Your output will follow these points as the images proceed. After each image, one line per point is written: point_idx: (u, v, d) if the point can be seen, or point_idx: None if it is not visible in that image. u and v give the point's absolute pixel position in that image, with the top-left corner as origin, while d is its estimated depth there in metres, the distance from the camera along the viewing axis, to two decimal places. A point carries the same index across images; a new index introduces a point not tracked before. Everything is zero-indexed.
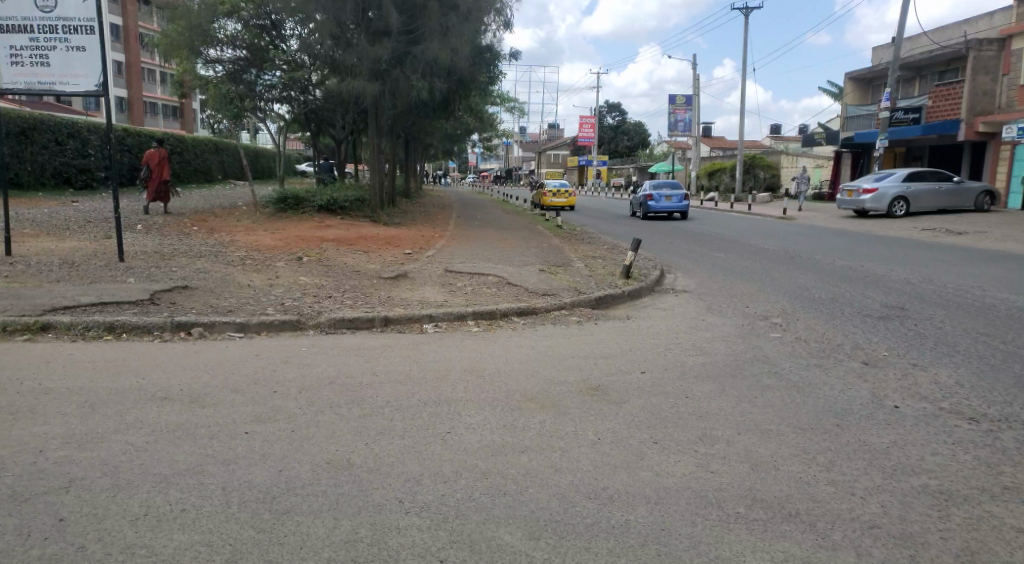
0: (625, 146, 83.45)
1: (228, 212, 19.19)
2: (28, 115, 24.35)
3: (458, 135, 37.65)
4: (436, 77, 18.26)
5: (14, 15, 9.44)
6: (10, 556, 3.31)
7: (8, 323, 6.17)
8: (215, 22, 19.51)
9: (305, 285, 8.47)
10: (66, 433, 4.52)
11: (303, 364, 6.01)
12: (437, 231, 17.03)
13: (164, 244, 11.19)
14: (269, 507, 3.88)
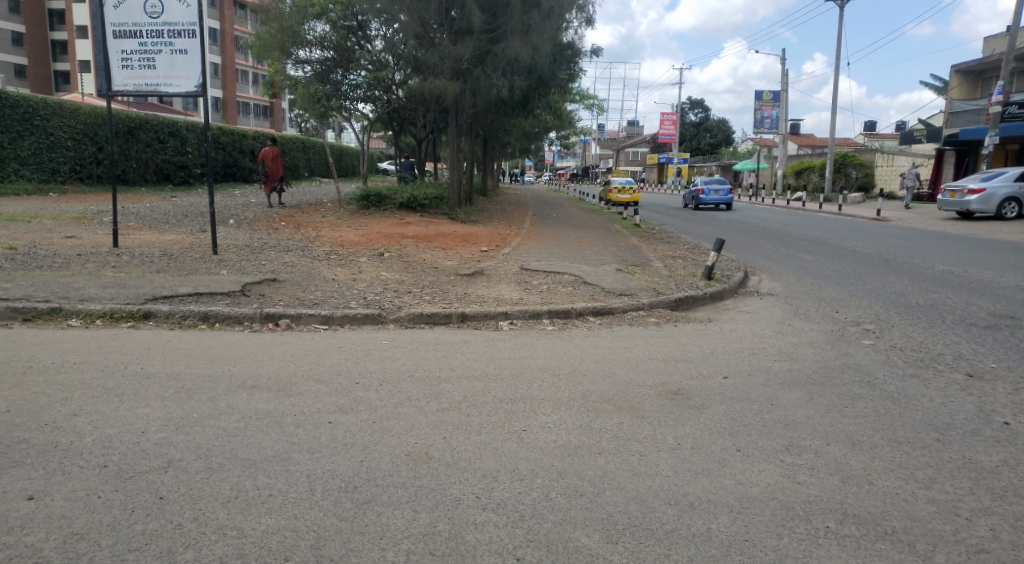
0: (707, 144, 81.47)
1: (314, 208, 19.91)
2: (134, 115, 26.02)
3: (535, 133, 37.68)
4: (517, 75, 18.35)
5: (126, 21, 10.06)
6: (116, 529, 3.51)
7: (115, 311, 6.57)
8: (305, 24, 20.29)
9: (386, 281, 8.65)
10: (164, 416, 4.78)
11: (384, 357, 6.14)
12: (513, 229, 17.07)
13: (254, 238, 11.69)
14: (351, 496, 3.98)
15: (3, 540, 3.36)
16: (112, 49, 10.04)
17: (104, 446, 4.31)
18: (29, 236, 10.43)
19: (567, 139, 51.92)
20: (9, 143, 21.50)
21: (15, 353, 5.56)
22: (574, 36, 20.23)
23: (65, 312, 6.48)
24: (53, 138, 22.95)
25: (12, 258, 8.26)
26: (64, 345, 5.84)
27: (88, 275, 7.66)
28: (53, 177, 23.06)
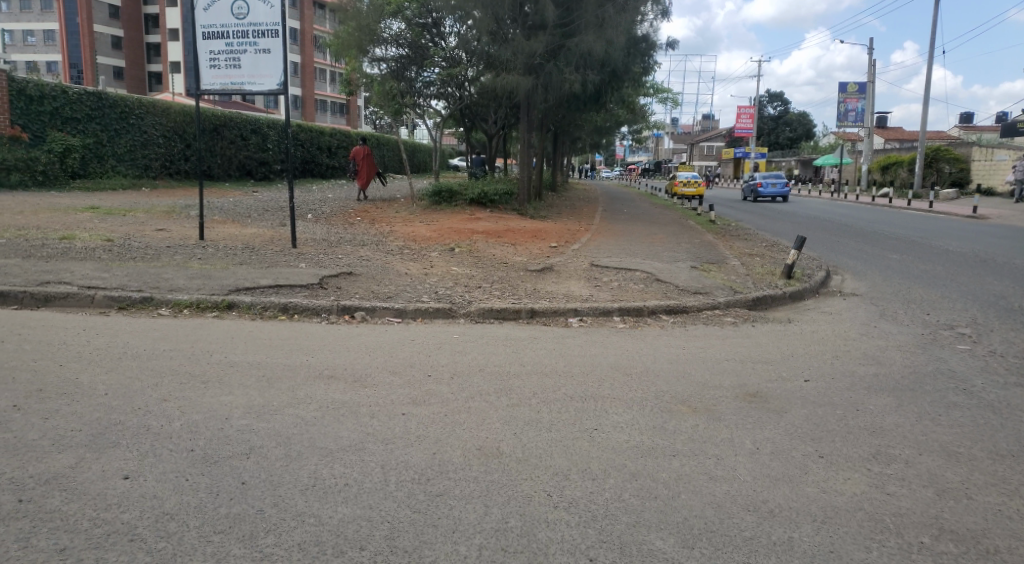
0: (786, 137, 79.63)
1: (387, 203, 20.34)
2: (219, 114, 27.22)
3: (606, 128, 37.30)
4: (590, 69, 18.19)
5: (214, 22, 10.49)
6: (203, 511, 3.66)
7: (202, 301, 6.85)
8: (382, 22, 20.69)
9: (457, 276, 8.72)
10: (246, 403, 4.95)
11: (454, 350, 6.19)
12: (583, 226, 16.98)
13: (331, 233, 12.01)
14: (425, 488, 4.02)
15: (103, 516, 3.54)
16: (202, 50, 10.49)
17: (191, 431, 4.50)
18: (125, 228, 11.06)
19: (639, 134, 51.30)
20: (107, 140, 22.83)
21: (112, 339, 5.87)
22: (649, 29, 19.87)
23: (156, 301, 6.79)
24: (146, 136, 24.26)
25: (110, 249, 8.76)
26: (153, 332, 6.12)
27: (178, 267, 8.04)
28: (146, 172, 24.36)
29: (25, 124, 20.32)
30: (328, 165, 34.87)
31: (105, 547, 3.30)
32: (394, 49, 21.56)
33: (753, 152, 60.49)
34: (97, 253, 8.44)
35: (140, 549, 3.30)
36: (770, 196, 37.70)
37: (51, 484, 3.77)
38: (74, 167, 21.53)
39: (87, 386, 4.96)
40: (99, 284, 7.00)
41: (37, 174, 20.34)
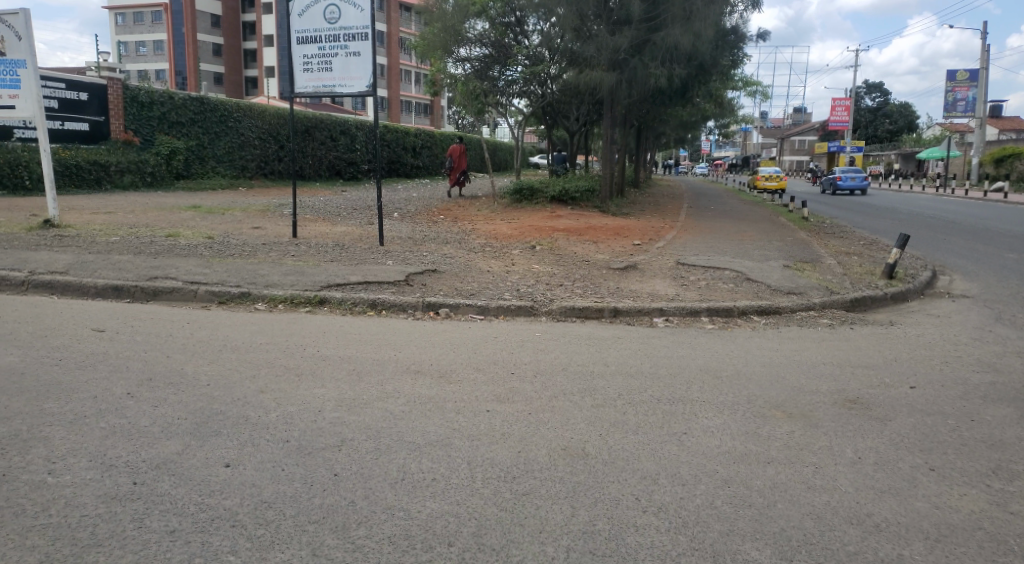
0: (885, 130, 75.66)
1: (469, 201, 20.63)
2: (312, 116, 28.32)
3: (691, 123, 36.45)
4: (676, 63, 17.85)
5: (308, 28, 10.86)
6: (298, 501, 3.77)
7: (295, 296, 7.10)
8: (466, 22, 20.96)
9: (538, 273, 8.72)
10: (338, 396, 5.10)
11: (538, 348, 6.17)
12: (667, 223, 16.65)
13: (416, 231, 12.24)
14: (511, 486, 4.00)
15: (207, 501, 3.71)
16: (297, 55, 10.88)
17: (286, 423, 4.65)
18: (225, 226, 11.62)
19: (726, 128, 49.93)
20: (208, 143, 24.15)
21: (213, 332, 6.17)
22: (738, 20, 19.26)
23: (253, 297, 7.09)
24: (243, 138, 25.46)
25: (211, 246, 9.21)
26: (254, 326, 6.40)
27: (273, 263, 8.36)
28: (242, 173, 25.57)
29: (137, 128, 21.73)
30: (412, 165, 35.69)
31: (209, 531, 3.45)
32: (478, 49, 21.79)
33: (849, 147, 57.83)
34: (200, 250, 8.90)
35: (240, 535, 3.43)
36: (846, 190, 38.54)
37: (161, 469, 3.98)
38: (178, 168, 22.82)
39: (191, 377, 5.22)
40: (201, 280, 7.37)
41: (146, 175, 21.60)
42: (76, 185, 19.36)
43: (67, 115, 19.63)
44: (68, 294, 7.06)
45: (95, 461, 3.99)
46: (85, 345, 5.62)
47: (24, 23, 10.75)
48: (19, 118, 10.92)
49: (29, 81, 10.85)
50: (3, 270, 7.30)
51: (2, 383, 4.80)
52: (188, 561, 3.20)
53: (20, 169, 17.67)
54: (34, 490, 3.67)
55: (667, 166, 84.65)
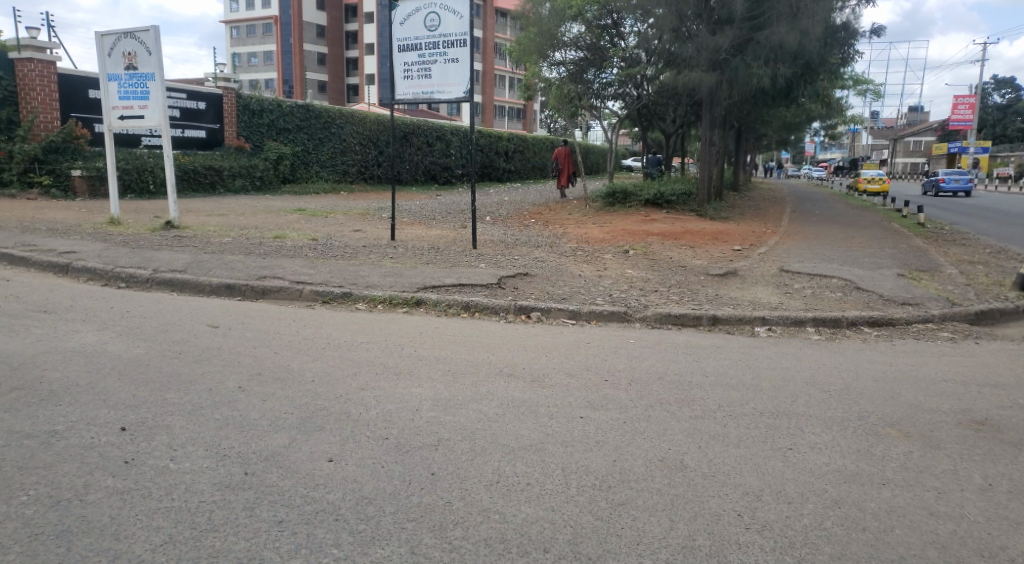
0: (1015, 128, 69.78)
1: (560, 205, 20.65)
2: (410, 122, 29.20)
3: (795, 124, 34.88)
4: (780, 63, 17.21)
5: (409, 36, 11.17)
6: (397, 498, 3.85)
7: (393, 297, 7.28)
8: (562, 26, 20.95)
9: (632, 278, 8.58)
10: (434, 396, 5.18)
11: (632, 355, 6.05)
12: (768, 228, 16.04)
13: (509, 234, 12.34)
14: (607, 496, 3.93)
15: (312, 495, 3.84)
16: (398, 62, 11.22)
17: (386, 420, 4.77)
18: (327, 229, 12.11)
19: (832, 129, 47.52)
20: (312, 149, 25.30)
21: (318, 330, 6.42)
22: (850, 16, 18.35)
23: (354, 297, 7.33)
24: (345, 144, 26.65)
25: (315, 247, 9.61)
26: (355, 325, 6.61)
27: (373, 265, 8.65)
28: (344, 178, 26.74)
29: (248, 135, 22.99)
30: (504, 169, 36.07)
31: (313, 523, 3.57)
32: (572, 51, 21.92)
33: (974, 148, 53.79)
34: (305, 251, 9.32)
35: (343, 529, 3.53)
36: (950, 192, 36.44)
37: (270, 460, 4.16)
38: (284, 173, 23.96)
39: (297, 372, 5.45)
40: (305, 280, 7.68)
41: (256, 179, 22.75)
42: (194, 189, 20.68)
43: (186, 123, 20.97)
44: (186, 291, 7.53)
45: (210, 450, 4.22)
46: (201, 340, 5.96)
47: (154, 39, 11.55)
48: (147, 127, 11.76)
49: (157, 92, 11.65)
50: (130, 268, 7.86)
51: (131, 372, 5.17)
52: (294, 551, 3.32)
53: (146, 174, 19.05)
54: (159, 474, 3.92)
55: (769, 169, 81.43)
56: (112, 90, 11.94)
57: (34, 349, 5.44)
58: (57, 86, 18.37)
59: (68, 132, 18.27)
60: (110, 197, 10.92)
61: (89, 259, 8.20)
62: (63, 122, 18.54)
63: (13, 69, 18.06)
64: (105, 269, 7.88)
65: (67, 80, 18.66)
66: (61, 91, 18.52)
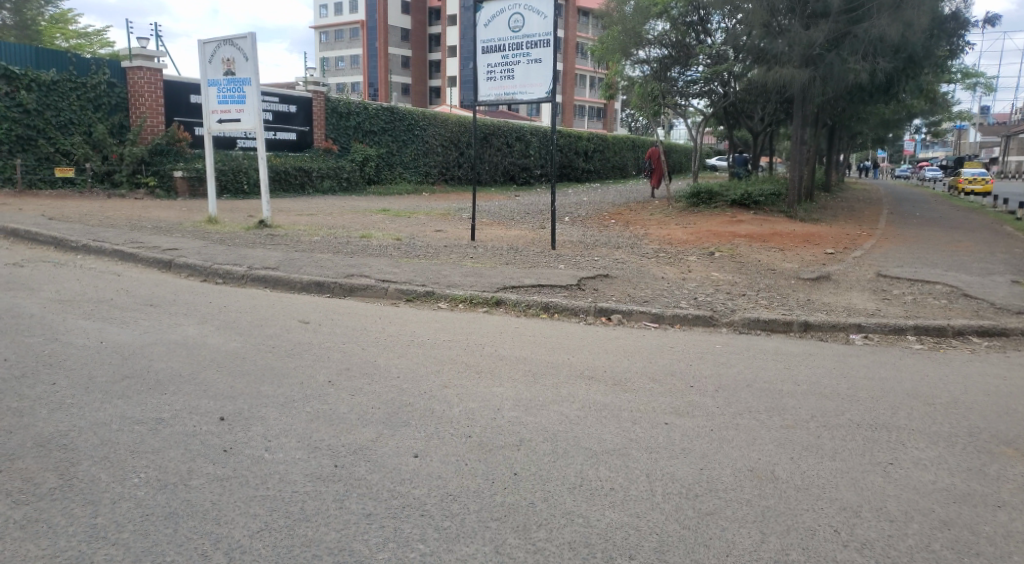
0: None
1: (642, 206, 20.38)
2: (490, 123, 29.51)
3: (891, 122, 33.15)
4: (880, 57, 16.41)
5: (493, 37, 11.26)
6: (481, 497, 3.87)
7: (474, 297, 7.34)
8: (647, 24, 20.56)
9: (717, 281, 8.36)
10: (516, 396, 5.19)
11: (718, 362, 5.87)
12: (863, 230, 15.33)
13: (589, 235, 12.27)
14: (694, 504, 3.83)
15: (399, 489, 3.91)
16: (481, 64, 11.34)
17: (470, 418, 4.82)
18: (409, 229, 12.37)
19: (935, 127, 44.98)
20: (395, 151, 25.97)
21: (401, 327, 6.55)
22: (960, 5, 17.27)
23: (436, 295, 7.44)
24: (428, 145, 27.25)
25: (399, 247, 9.82)
26: (438, 324, 6.72)
27: (454, 264, 8.77)
28: (426, 179, 27.37)
29: (336, 137, 23.70)
30: (583, 169, 35.92)
31: (400, 517, 3.63)
32: (656, 50, 21.25)
33: None
34: (390, 251, 9.53)
35: (429, 525, 3.58)
36: None
37: (358, 454, 4.27)
38: (370, 174, 24.69)
39: (383, 368, 5.58)
40: (390, 278, 7.85)
41: (343, 180, 23.55)
42: (285, 189, 21.56)
43: (278, 125, 21.73)
44: (279, 288, 7.83)
45: (302, 442, 4.37)
46: (293, 334, 6.20)
47: (251, 45, 12.10)
48: (242, 129, 12.32)
49: (253, 96, 12.19)
50: (226, 265, 8.24)
51: (228, 364, 5.43)
52: (383, 544, 3.38)
53: (241, 174, 20.03)
54: (255, 463, 4.08)
55: (860, 168, 77.76)
56: (211, 95, 12.60)
57: (142, 340, 5.78)
58: (163, 92, 19.50)
59: (171, 135, 19.36)
60: (209, 198, 11.51)
61: (190, 256, 8.66)
62: (168, 126, 19.67)
63: (124, 77, 19.23)
64: (204, 265, 8.30)
65: (172, 86, 19.75)
66: (166, 97, 19.62)
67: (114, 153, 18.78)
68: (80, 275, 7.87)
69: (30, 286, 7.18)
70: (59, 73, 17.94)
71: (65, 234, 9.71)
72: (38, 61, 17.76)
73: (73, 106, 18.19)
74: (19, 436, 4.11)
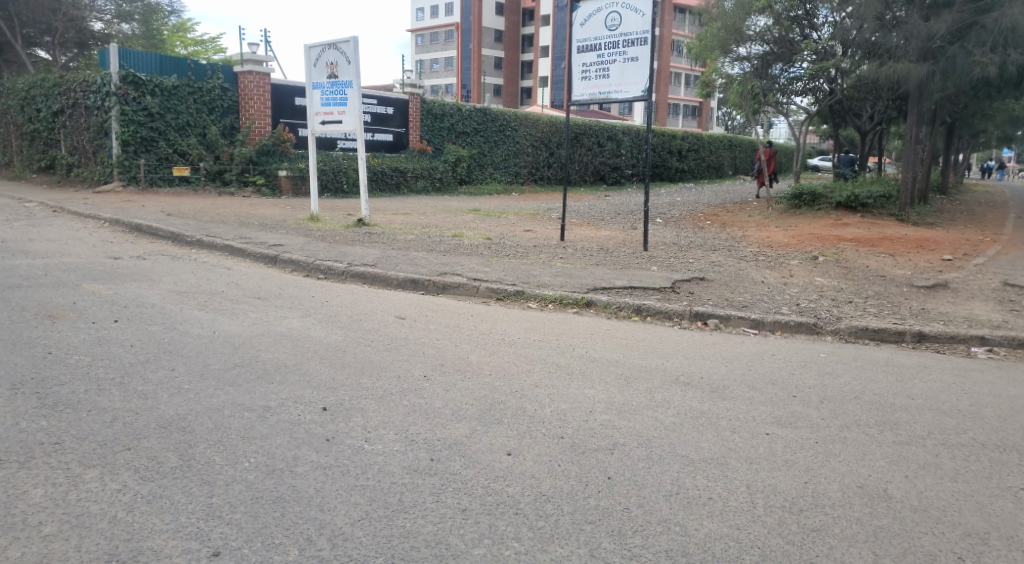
0: None
1: (738, 207, 19.78)
2: (582, 123, 29.42)
3: (1017, 120, 30.70)
4: (1011, 48, 15.41)
5: (589, 36, 11.23)
6: (576, 499, 3.83)
7: (564, 297, 7.32)
8: (747, 19, 19.84)
9: (822, 287, 7.98)
10: (609, 399, 5.13)
11: (824, 372, 5.60)
12: (987, 236, 14.23)
13: (683, 236, 12.00)
14: (798, 519, 3.65)
15: (493, 486, 3.94)
16: (576, 63, 11.33)
17: (562, 419, 4.79)
18: (499, 228, 12.48)
19: None
20: (487, 151, 26.35)
21: (494, 326, 6.61)
22: None
23: (526, 295, 7.47)
24: (518, 146, 27.46)
25: (490, 246, 9.91)
26: (528, 323, 6.74)
27: (544, 264, 8.77)
28: (516, 179, 27.63)
29: (430, 139, 24.19)
30: (677, 169, 35.29)
31: (494, 515, 3.64)
32: (757, 46, 20.55)
33: None
34: (480, 250, 9.63)
35: (523, 524, 3.57)
36: None
37: (453, 448, 4.33)
38: (462, 174, 25.15)
39: (476, 365, 5.65)
40: (483, 277, 7.93)
41: (436, 180, 24.09)
42: (382, 189, 22.31)
43: (376, 127, 22.47)
44: (376, 284, 8.07)
45: (399, 435, 4.47)
46: (390, 329, 6.38)
47: (353, 49, 12.53)
48: (344, 131, 12.78)
49: (354, 98, 12.63)
50: (328, 261, 8.56)
51: (331, 356, 5.64)
52: (478, 540, 3.40)
53: (340, 175, 20.86)
54: (355, 453, 4.21)
55: (981, 169, 72.45)
56: (316, 97, 13.15)
57: (251, 331, 6.08)
58: (270, 95, 20.54)
59: (278, 136, 20.45)
60: (311, 196, 12.02)
61: (293, 252, 9.06)
62: (274, 127, 20.75)
63: (236, 81, 20.31)
64: (307, 261, 8.65)
65: (279, 90, 20.77)
66: (272, 99, 20.69)
67: (225, 153, 19.92)
68: (195, 268, 8.38)
69: (152, 278, 7.69)
70: (179, 79, 19.19)
71: (182, 230, 10.37)
72: (161, 68, 19.05)
73: (191, 109, 19.39)
74: (144, 417, 4.41)
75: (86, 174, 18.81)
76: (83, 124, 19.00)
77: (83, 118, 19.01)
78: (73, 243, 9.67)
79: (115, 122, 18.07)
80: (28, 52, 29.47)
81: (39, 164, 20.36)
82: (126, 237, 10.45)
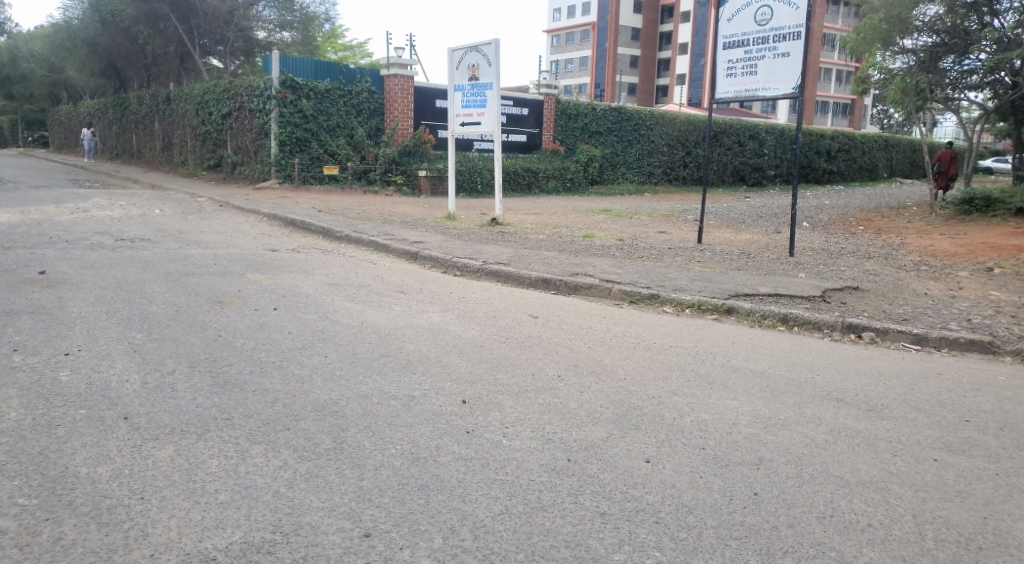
0: None
1: (896, 213, 18.39)
2: (720, 122, 28.40)
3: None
4: None
5: (736, 32, 10.80)
6: (719, 513, 3.67)
7: (703, 302, 7.08)
8: (915, 9, 18.36)
9: (998, 302, 7.21)
10: (753, 411, 4.88)
11: (1006, 397, 5.04)
12: None
13: (831, 242, 11.29)
14: (977, 558, 3.28)
15: (632, 492, 3.85)
16: (722, 60, 10.94)
17: (702, 429, 4.62)
18: (631, 229, 12.33)
19: None
20: (619, 151, 26.09)
21: (628, 329, 6.51)
22: None
23: (661, 298, 7.29)
24: (652, 145, 27.01)
25: (623, 247, 9.80)
26: (664, 328, 6.57)
27: (680, 267, 8.55)
28: (648, 179, 27.20)
29: (563, 139, 24.28)
30: (825, 170, 33.40)
31: (635, 521, 3.55)
32: (925, 38, 18.89)
33: None
34: (613, 251, 9.55)
35: (665, 533, 3.46)
36: None
37: (590, 451, 4.28)
38: (593, 175, 25.02)
39: (610, 368, 5.58)
40: (616, 279, 7.84)
41: (567, 180, 24.13)
42: (514, 189, 22.65)
43: (511, 128, 22.85)
44: (509, 283, 8.16)
45: (536, 433, 4.48)
46: (528, 328, 6.45)
47: (494, 52, 12.77)
48: (481, 132, 13.07)
49: (493, 100, 12.89)
50: (465, 259, 8.79)
51: (469, 351, 5.76)
52: (618, 545, 3.33)
53: (475, 175, 21.40)
54: (494, 448, 4.26)
55: None
56: (456, 99, 13.57)
57: (396, 324, 6.33)
58: (412, 98, 21.45)
59: (418, 137, 21.28)
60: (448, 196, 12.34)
61: (433, 249, 9.36)
62: (415, 129, 21.62)
63: (381, 84, 21.37)
64: (445, 258, 8.93)
65: (420, 92, 21.68)
66: (414, 102, 21.58)
67: (369, 153, 21.01)
68: (343, 261, 8.88)
69: (307, 270, 8.23)
70: (330, 82, 20.44)
71: (329, 226, 11.04)
72: (316, 73, 20.37)
73: (340, 111, 20.59)
74: (301, 400, 4.70)
75: (247, 172, 20.59)
76: (246, 126, 20.76)
77: (246, 120, 20.76)
78: (236, 234, 10.59)
79: (274, 124, 19.56)
80: (204, 60, 32.64)
81: (208, 163, 22.47)
82: (281, 230, 11.29)
